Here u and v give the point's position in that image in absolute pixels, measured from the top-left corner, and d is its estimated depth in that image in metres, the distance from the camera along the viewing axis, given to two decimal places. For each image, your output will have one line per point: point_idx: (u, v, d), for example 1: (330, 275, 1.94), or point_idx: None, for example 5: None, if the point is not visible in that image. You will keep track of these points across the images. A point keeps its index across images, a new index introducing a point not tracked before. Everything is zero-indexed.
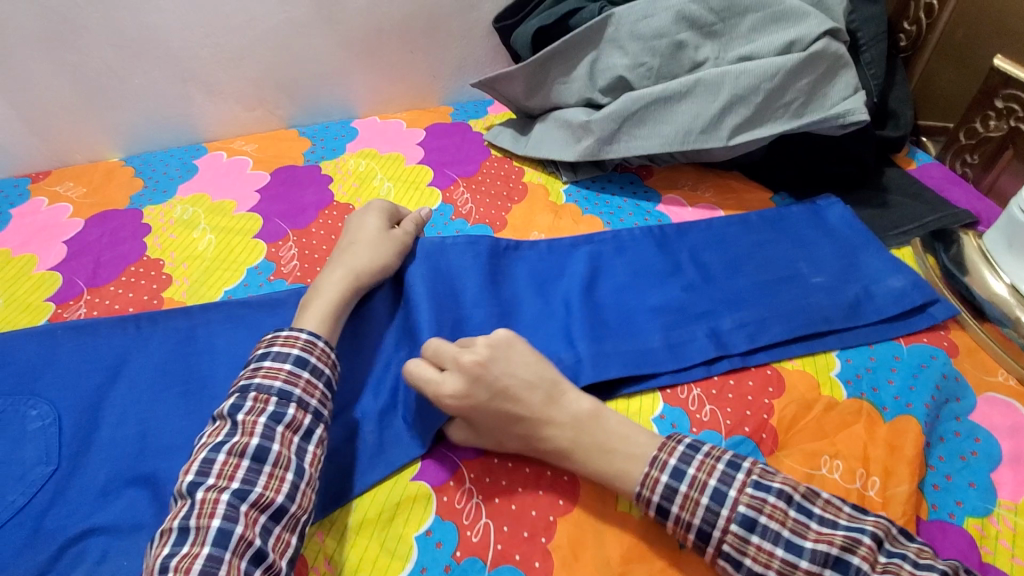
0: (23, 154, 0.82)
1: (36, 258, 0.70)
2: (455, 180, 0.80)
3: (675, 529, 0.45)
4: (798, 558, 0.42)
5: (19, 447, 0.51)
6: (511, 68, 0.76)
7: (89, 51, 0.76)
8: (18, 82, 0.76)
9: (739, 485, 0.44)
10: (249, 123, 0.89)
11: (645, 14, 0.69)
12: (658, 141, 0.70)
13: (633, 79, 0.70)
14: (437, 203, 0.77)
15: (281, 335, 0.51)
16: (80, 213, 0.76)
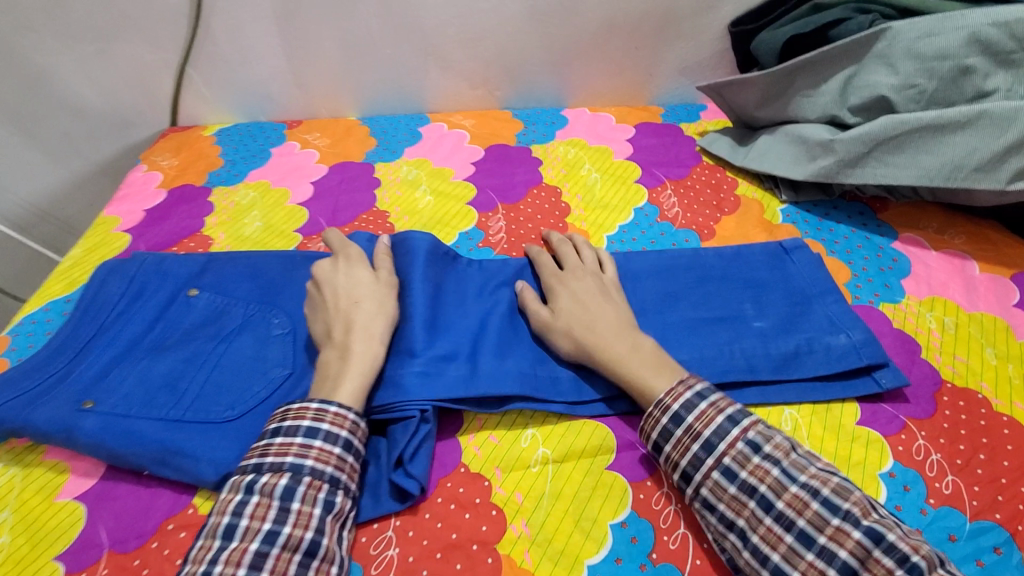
0: (284, 102, 0.96)
1: (289, 193, 0.81)
2: (664, 181, 0.79)
3: (681, 440, 0.49)
4: (795, 485, 0.44)
5: (266, 348, 0.60)
6: (751, 75, 0.74)
7: (359, 20, 0.85)
8: (298, 40, 0.87)
9: (722, 402, 0.49)
10: (469, 100, 0.95)
11: (930, 30, 0.62)
12: (915, 173, 0.63)
13: (898, 101, 0.64)
14: (643, 202, 0.76)
15: (324, 410, 0.48)
16: (325, 160, 0.86)
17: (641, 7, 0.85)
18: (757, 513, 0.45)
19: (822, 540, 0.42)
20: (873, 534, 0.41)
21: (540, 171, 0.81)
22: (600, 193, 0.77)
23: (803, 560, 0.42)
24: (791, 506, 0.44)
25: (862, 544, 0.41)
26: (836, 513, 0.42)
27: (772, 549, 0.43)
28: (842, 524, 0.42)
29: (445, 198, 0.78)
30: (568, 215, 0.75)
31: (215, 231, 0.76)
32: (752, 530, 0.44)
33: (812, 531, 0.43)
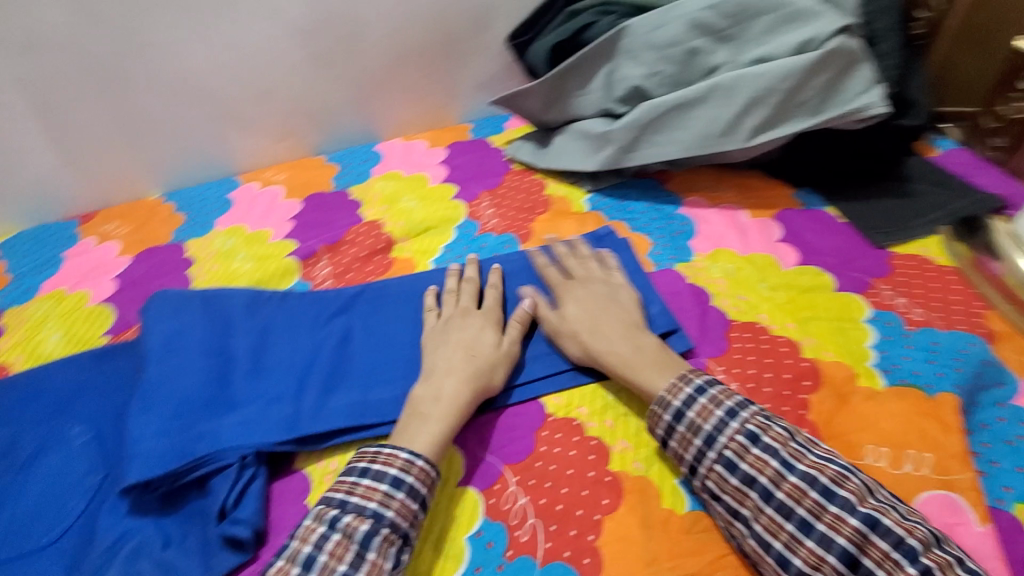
0: (70, 198, 0.87)
1: (88, 295, 0.74)
2: (480, 194, 0.83)
3: (684, 435, 0.50)
4: (792, 475, 0.45)
5: (71, 462, 0.57)
6: (530, 85, 0.80)
7: (134, 97, 0.81)
8: (66, 130, 0.81)
9: (722, 396, 0.50)
10: (277, 153, 0.93)
11: (658, 23, 0.72)
12: (678, 146, 0.72)
13: (650, 87, 0.73)
14: (463, 219, 0.79)
15: (412, 461, 0.49)
16: (128, 251, 0.81)
17: (423, 35, 0.89)
18: (758, 504, 0.46)
19: (820, 527, 0.43)
20: (870, 520, 0.43)
21: (360, 212, 0.81)
22: (421, 219, 0.79)
23: (805, 547, 0.44)
24: (790, 496, 0.45)
25: (859, 531, 0.43)
26: (832, 500, 0.44)
27: (776, 538, 0.45)
28: (840, 511, 0.43)
29: (265, 260, 0.75)
30: (393, 247, 0.76)
31: (8, 355, 0.69)
32: (754, 520, 0.46)
33: (811, 519, 0.44)
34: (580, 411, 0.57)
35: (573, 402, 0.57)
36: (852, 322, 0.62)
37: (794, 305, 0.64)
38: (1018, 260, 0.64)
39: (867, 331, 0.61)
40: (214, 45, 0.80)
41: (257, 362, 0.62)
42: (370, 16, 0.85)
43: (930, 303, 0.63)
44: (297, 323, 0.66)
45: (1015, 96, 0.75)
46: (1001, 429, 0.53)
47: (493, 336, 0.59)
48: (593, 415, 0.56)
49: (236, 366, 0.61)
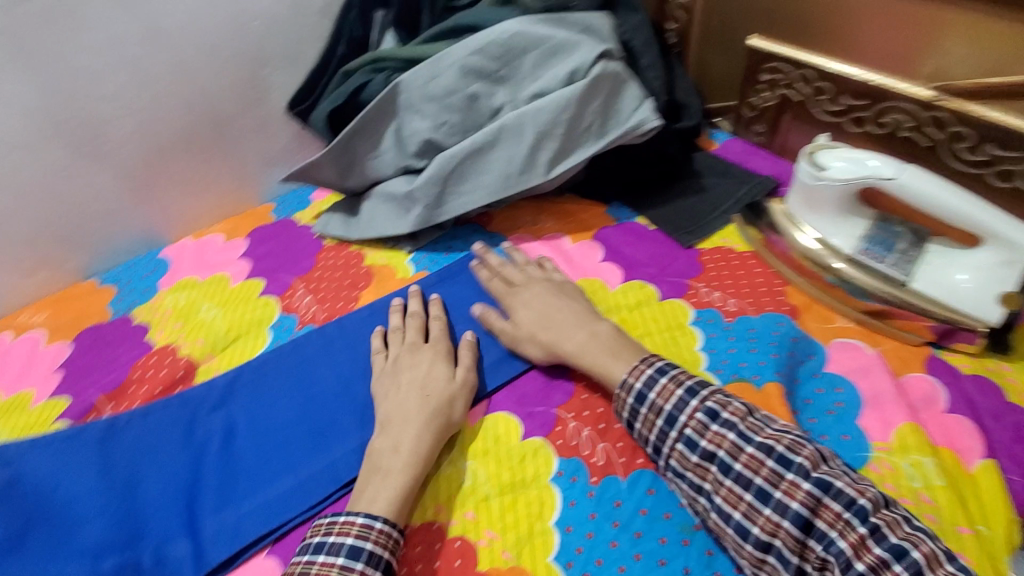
0: None
1: None
2: (291, 283, 0.75)
3: (646, 417, 0.51)
4: (750, 445, 0.47)
5: None
6: (316, 156, 0.77)
7: None
8: None
9: (681, 375, 0.51)
10: (33, 289, 0.77)
11: (431, 74, 0.73)
12: (484, 191, 0.74)
13: (441, 138, 0.74)
14: (277, 315, 0.71)
15: (370, 525, 0.46)
16: None
17: (186, 121, 0.80)
18: (719, 476, 0.47)
19: (777, 496, 0.44)
20: (822, 484, 0.43)
21: (148, 339, 0.69)
22: (226, 329, 0.69)
23: (761, 515, 0.45)
24: (748, 466, 0.46)
25: (812, 494, 0.44)
26: (789, 468, 0.45)
27: (734, 508, 0.46)
28: (795, 478, 0.44)
29: (27, 431, 0.61)
30: (197, 369, 0.66)
31: None
32: (716, 493, 0.47)
33: (768, 488, 0.45)
34: (436, 510, 0.51)
35: (429, 501, 0.52)
36: (680, 330, 0.63)
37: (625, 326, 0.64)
38: (796, 234, 0.68)
39: (693, 335, 0.62)
40: None
41: (105, 516, 0.51)
42: (108, 113, 0.73)
43: (741, 291, 0.67)
44: (137, 456, 0.55)
45: (760, 87, 0.84)
46: (823, 400, 0.56)
47: (445, 369, 0.58)
48: (453, 511, 0.51)
49: (90, 501, 0.52)
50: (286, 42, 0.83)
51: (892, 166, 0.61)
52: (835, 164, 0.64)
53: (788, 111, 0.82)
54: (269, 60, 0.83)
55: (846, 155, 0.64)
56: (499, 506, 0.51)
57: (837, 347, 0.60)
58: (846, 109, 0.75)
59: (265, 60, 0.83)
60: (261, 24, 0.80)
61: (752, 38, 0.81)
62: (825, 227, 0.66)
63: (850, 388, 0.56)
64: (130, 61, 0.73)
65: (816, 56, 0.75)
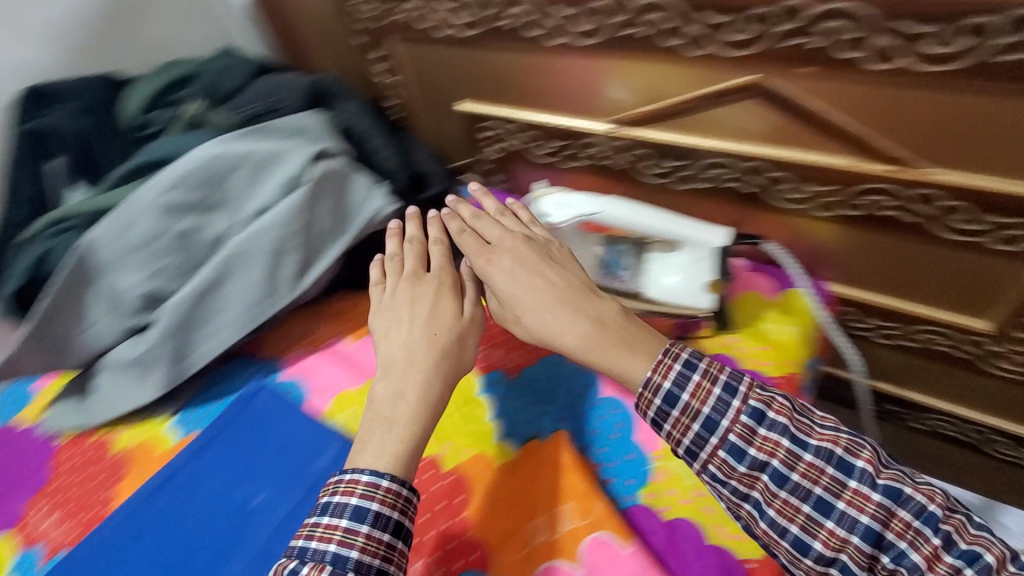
0: None
1: None
2: (23, 509, 0.67)
3: (679, 419, 0.53)
4: (807, 453, 0.49)
5: None
6: (11, 349, 0.65)
7: None
8: None
9: (714, 370, 0.54)
10: None
11: (126, 224, 0.67)
12: (232, 327, 0.69)
13: (162, 287, 0.68)
14: (17, 554, 0.64)
15: (376, 484, 0.52)
16: None
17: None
18: (771, 487, 0.50)
19: (841, 506, 0.48)
20: (891, 493, 0.47)
21: None
22: None
23: (824, 528, 0.48)
24: (807, 476, 0.49)
25: (883, 505, 0.47)
26: (851, 474, 0.48)
27: (792, 522, 0.49)
28: (859, 487, 0.48)
29: None
30: None
31: None
32: (767, 504, 0.50)
33: (831, 498, 0.48)
34: None
35: None
36: (472, 403, 0.66)
37: None
38: None
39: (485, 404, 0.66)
40: None
41: None
42: None
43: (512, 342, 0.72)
44: None
45: (486, 142, 0.92)
46: (606, 426, 0.63)
47: (453, 307, 0.64)
48: None
49: None
50: None
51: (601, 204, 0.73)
52: (555, 211, 0.74)
53: (517, 159, 0.91)
54: None
55: (558, 199, 0.74)
56: None
57: (604, 369, 0.66)
58: (555, 151, 0.84)
59: None
60: None
61: (464, 102, 0.87)
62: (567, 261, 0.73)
63: (622, 406, 0.63)
64: None
65: (514, 110, 0.83)
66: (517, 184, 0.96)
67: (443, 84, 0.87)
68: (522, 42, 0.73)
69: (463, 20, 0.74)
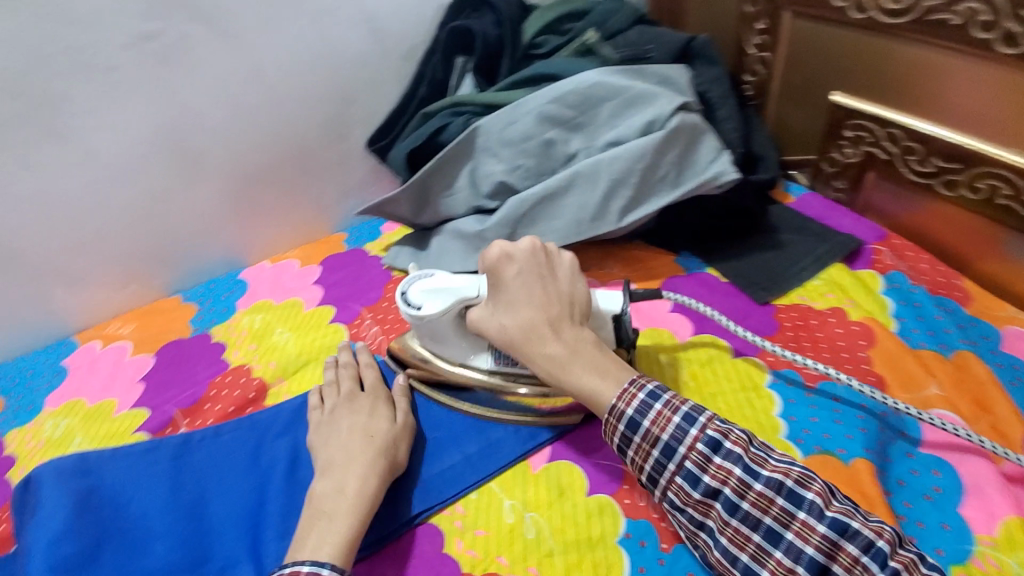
0: None
1: None
2: (359, 312, 0.86)
3: (640, 444, 0.53)
4: (757, 483, 0.49)
5: None
6: (395, 194, 0.85)
7: None
8: None
9: (656, 429, 0.52)
10: (123, 301, 0.92)
11: (509, 119, 0.80)
12: (553, 236, 0.78)
13: (514, 180, 0.80)
14: (346, 341, 0.82)
15: (316, 571, 0.47)
16: None
17: (270, 156, 0.93)
18: (724, 516, 0.50)
19: (788, 536, 0.47)
20: (837, 526, 0.46)
21: (224, 358, 0.81)
22: (298, 351, 0.80)
23: (772, 558, 0.47)
24: (756, 504, 0.48)
25: (827, 536, 0.46)
26: (800, 506, 0.47)
27: (742, 549, 0.48)
28: (807, 517, 0.47)
29: (108, 438, 0.72)
30: (268, 391, 0.76)
31: None
32: (720, 532, 0.50)
33: (778, 528, 0.47)
34: (499, 560, 0.55)
35: (492, 553, 0.55)
36: (759, 392, 0.67)
37: (700, 383, 0.69)
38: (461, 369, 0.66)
39: (772, 397, 0.66)
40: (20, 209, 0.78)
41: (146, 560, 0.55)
42: (210, 142, 0.87)
43: (820, 355, 0.69)
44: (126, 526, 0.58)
45: (842, 142, 0.86)
46: (918, 483, 0.58)
47: (387, 412, 0.63)
48: (515, 563, 0.54)
49: (157, 518, 0.59)
50: (369, 85, 0.96)
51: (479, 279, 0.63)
52: (431, 299, 0.63)
53: (870, 170, 0.84)
54: (355, 100, 0.95)
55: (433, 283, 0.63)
56: (564, 561, 0.54)
57: (931, 421, 0.62)
58: (932, 171, 0.76)
59: (348, 99, 0.95)
60: (351, 67, 0.93)
61: (835, 93, 0.84)
62: (461, 356, 0.65)
63: (949, 474, 0.58)
64: (232, 97, 0.86)
65: (897, 113, 0.78)
66: (852, 197, 0.88)
67: (811, 78, 0.88)
68: (950, 40, 0.70)
69: (888, 6, 0.74)
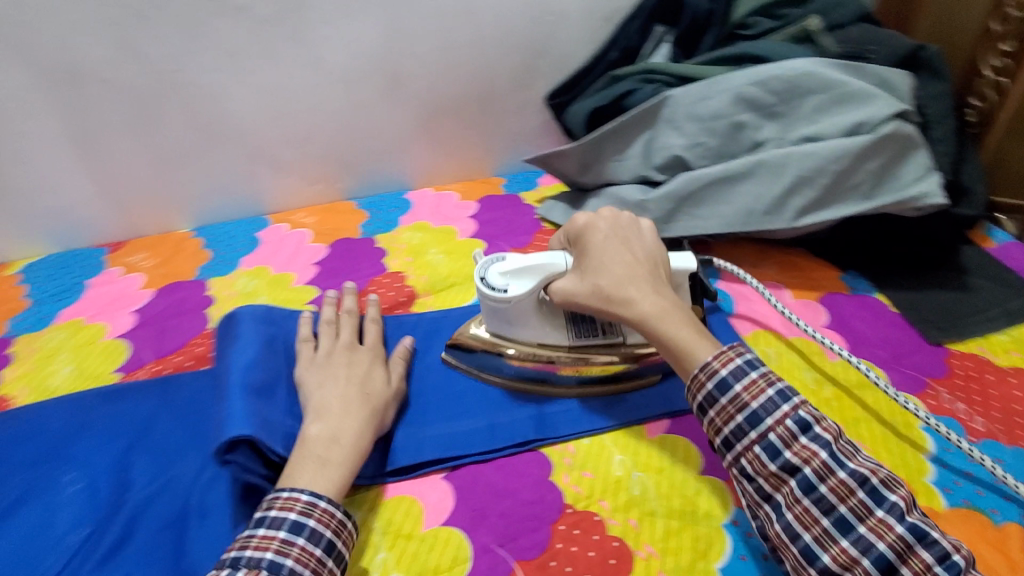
0: (133, 220, 1.01)
1: (106, 328, 0.83)
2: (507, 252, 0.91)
3: (725, 407, 0.51)
4: (842, 471, 0.47)
5: (56, 514, 0.59)
6: (567, 148, 0.88)
7: (173, 135, 0.92)
8: (109, 163, 0.93)
9: (745, 397, 0.50)
10: (309, 195, 1.05)
11: (703, 95, 0.79)
12: (719, 220, 0.77)
13: (690, 157, 0.79)
14: None
15: (314, 504, 0.51)
16: (150, 285, 0.91)
17: (458, 92, 0.99)
18: (796, 493, 0.47)
19: (861, 529, 0.45)
20: (916, 530, 0.44)
21: (384, 262, 0.90)
22: (447, 271, 0.87)
23: (837, 544, 0.45)
24: (835, 490, 0.46)
25: (903, 538, 0.44)
26: (881, 504, 0.45)
27: (806, 529, 0.46)
28: (886, 516, 0.45)
29: (285, 304, 0.85)
30: (415, 301, 0.84)
31: (15, 387, 0.76)
32: (786, 508, 0.48)
33: (852, 518, 0.45)
34: (601, 504, 0.57)
35: (595, 496, 0.58)
36: (910, 429, 0.63)
37: (843, 405, 0.65)
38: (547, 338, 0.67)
39: (924, 439, 0.62)
40: (256, 98, 0.91)
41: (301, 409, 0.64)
42: (412, 68, 0.95)
43: (989, 413, 0.64)
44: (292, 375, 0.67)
45: None
46: None
47: (382, 374, 0.65)
48: (616, 511, 0.57)
49: None
50: (565, 41, 0.98)
51: (559, 254, 0.64)
52: (515, 279, 0.63)
53: None
54: (547, 52, 0.98)
55: (509, 269, 0.63)
56: (664, 525, 0.55)
57: None
58: None
59: (542, 50, 0.98)
60: (553, 20, 0.96)
61: None
62: (538, 336, 0.66)
63: None
64: (442, 31, 0.92)
65: None
66: None
67: None
68: None
69: None
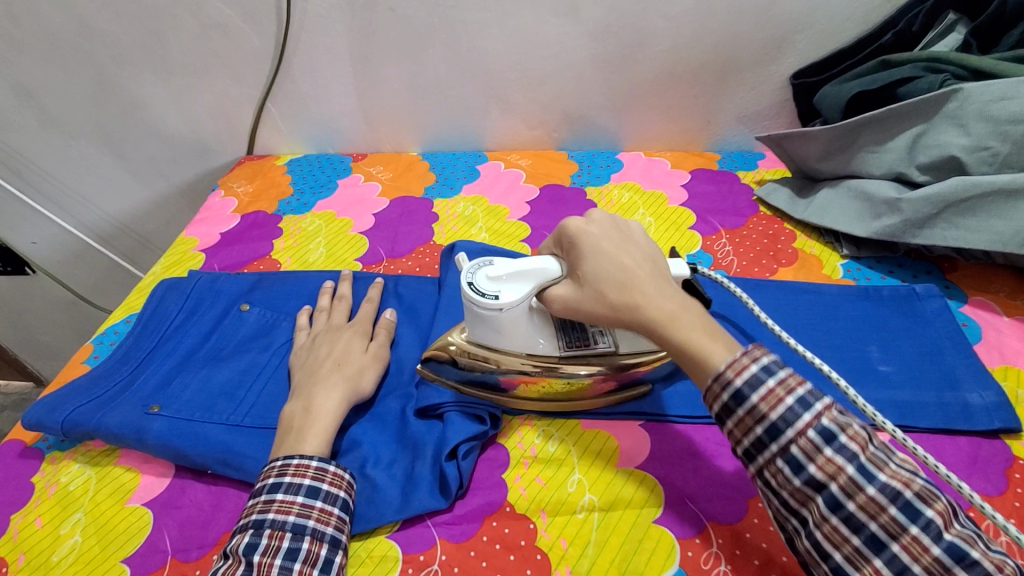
0: (377, 136, 1.15)
1: (351, 223, 0.97)
2: (718, 230, 0.88)
3: (743, 419, 0.46)
4: (870, 486, 0.42)
5: None
6: (814, 130, 0.84)
7: (429, 65, 1.02)
8: (373, 83, 1.06)
9: (764, 408, 0.45)
10: (526, 139, 1.12)
11: (1003, 94, 0.69)
12: (988, 236, 0.69)
13: (969, 161, 0.71)
14: (698, 248, 0.86)
15: (286, 463, 0.55)
16: (386, 194, 1.04)
17: (698, 59, 0.98)
18: (821, 510, 0.43)
19: (894, 547, 0.41)
20: (954, 550, 0.39)
21: None
22: (653, 235, 0.89)
23: (869, 565, 0.41)
24: (863, 509, 0.41)
25: (940, 560, 0.39)
26: (914, 521, 0.40)
27: (836, 547, 0.42)
28: (921, 534, 0.40)
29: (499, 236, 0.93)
30: None
31: (283, 255, 0.92)
32: (814, 525, 0.43)
33: (883, 536, 0.41)
34: None
35: None
36: None
37: None
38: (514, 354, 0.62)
39: None
40: (508, 41, 0.98)
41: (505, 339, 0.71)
42: (659, 28, 0.95)
43: None
44: None
45: None
46: None
47: (360, 344, 0.69)
48: None
49: None
50: (832, 17, 0.91)
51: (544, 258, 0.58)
52: (507, 285, 0.57)
53: None
54: (808, 27, 0.92)
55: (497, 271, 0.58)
56: None
57: None
58: None
59: (802, 25, 0.92)
60: None
61: None
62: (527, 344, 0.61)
63: None
64: None
65: None
66: None
67: None
68: None
69: None
